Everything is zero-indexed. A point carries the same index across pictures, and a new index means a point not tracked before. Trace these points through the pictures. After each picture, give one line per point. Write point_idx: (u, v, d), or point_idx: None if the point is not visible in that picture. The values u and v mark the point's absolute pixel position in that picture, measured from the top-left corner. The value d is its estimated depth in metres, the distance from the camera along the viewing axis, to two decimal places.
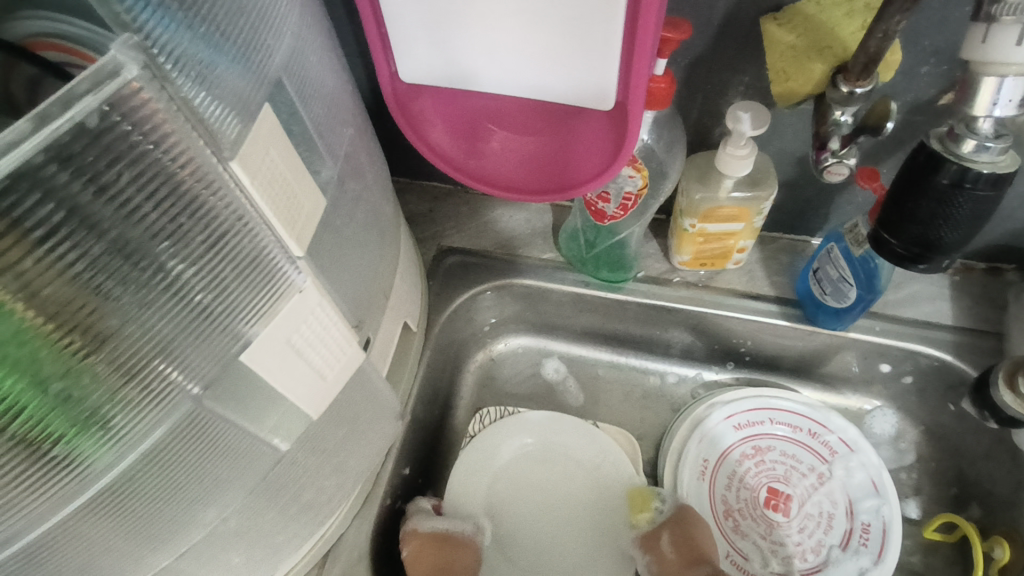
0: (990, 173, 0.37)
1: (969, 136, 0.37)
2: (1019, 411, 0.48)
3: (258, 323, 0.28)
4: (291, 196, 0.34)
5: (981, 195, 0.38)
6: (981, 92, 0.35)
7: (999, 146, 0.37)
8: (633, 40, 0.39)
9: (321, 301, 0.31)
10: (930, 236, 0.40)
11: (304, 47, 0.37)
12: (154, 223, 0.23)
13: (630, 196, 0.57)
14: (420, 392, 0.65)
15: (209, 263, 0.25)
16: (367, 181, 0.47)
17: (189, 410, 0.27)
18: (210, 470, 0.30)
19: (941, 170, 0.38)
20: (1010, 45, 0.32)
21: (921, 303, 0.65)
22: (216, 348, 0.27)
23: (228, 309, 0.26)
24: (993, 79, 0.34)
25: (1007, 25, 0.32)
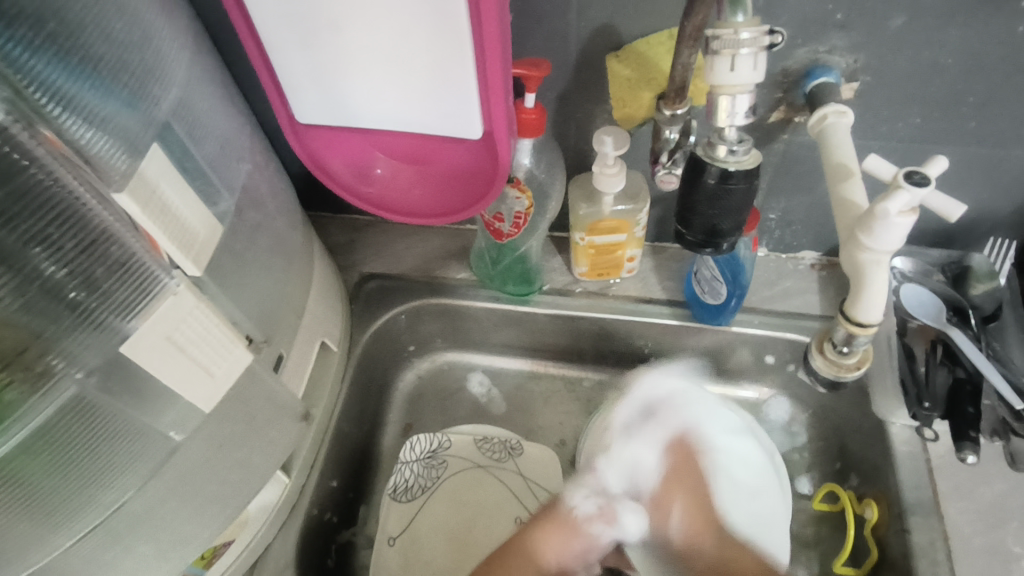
0: (740, 170, 0.39)
1: (720, 142, 0.39)
2: (829, 372, 0.47)
3: (136, 319, 0.33)
4: (185, 228, 0.39)
5: (742, 190, 0.39)
6: (719, 108, 0.37)
7: (743, 149, 0.38)
8: (486, 79, 0.47)
9: (197, 307, 0.36)
10: (711, 225, 0.42)
11: (192, 97, 0.42)
12: (27, 231, 0.29)
13: (520, 216, 0.64)
14: (344, 408, 0.70)
15: (79, 265, 0.31)
16: (268, 211, 0.52)
17: (74, 395, 0.32)
18: (102, 451, 0.34)
19: (704, 173, 0.39)
20: (727, 72, 0.35)
21: (793, 298, 0.73)
22: (96, 342, 0.32)
23: (104, 305, 0.32)
24: (726, 97, 0.36)
25: (722, 55, 0.35)
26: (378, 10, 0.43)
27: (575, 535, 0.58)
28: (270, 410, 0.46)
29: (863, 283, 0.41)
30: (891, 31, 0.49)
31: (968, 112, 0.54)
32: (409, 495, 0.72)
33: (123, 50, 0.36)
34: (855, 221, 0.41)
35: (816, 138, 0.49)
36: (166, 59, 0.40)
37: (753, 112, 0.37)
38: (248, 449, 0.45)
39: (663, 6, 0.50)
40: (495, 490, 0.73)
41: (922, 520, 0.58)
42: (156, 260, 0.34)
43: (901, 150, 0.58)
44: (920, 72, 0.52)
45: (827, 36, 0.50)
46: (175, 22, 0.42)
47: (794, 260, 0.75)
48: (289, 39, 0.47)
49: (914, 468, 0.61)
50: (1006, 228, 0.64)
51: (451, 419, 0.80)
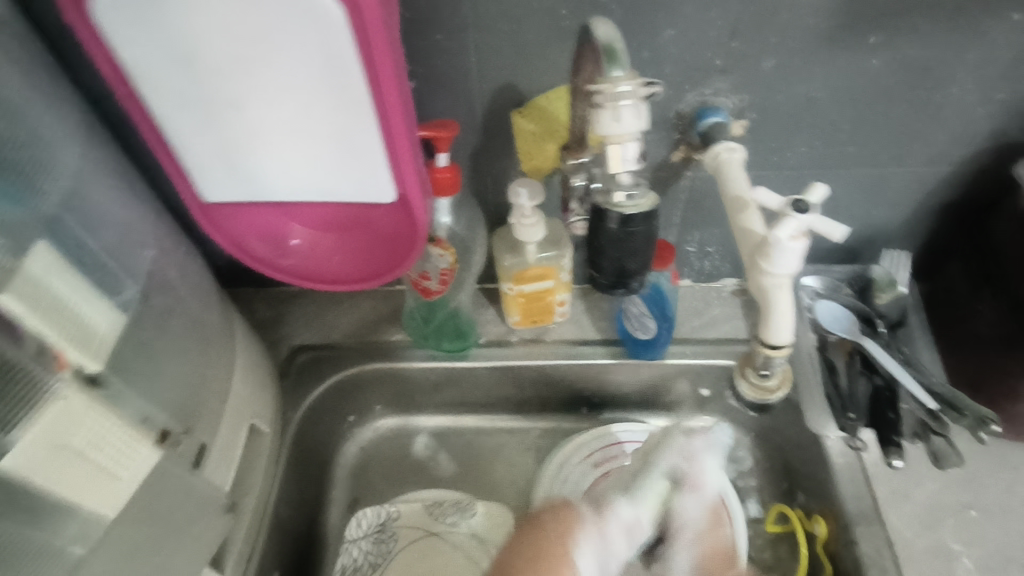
0: (639, 214, 0.40)
1: (616, 189, 0.40)
2: (755, 397, 0.48)
3: (18, 429, 0.31)
4: (82, 324, 0.37)
5: (643, 232, 0.40)
6: (610, 157, 0.38)
7: (639, 193, 0.40)
8: (392, 145, 0.47)
9: (89, 407, 0.35)
10: (622, 267, 0.42)
11: (86, 186, 0.42)
12: None
13: (446, 273, 0.64)
14: (282, 491, 0.66)
15: None
16: (179, 294, 0.51)
17: None
18: None
19: (606, 220, 0.40)
20: (612, 123, 0.37)
21: (721, 325, 0.75)
22: None
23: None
24: (615, 147, 0.38)
25: (606, 109, 0.36)
26: (276, 88, 0.44)
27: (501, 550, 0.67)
28: (192, 507, 0.43)
29: (769, 305, 0.42)
30: (768, 70, 0.53)
31: (846, 138, 0.59)
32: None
33: None
34: (756, 249, 0.43)
35: (715, 173, 0.52)
36: (50, 150, 0.39)
37: (642, 156, 0.39)
38: (171, 556, 0.41)
39: (557, 63, 0.52)
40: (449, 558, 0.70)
41: (867, 529, 0.60)
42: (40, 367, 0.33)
43: (794, 178, 0.62)
44: (799, 106, 0.56)
45: (711, 79, 0.54)
46: (59, 114, 0.41)
47: (718, 287, 0.78)
48: (188, 122, 0.46)
49: (853, 477, 0.63)
50: (900, 239, 0.69)
51: (397, 485, 0.77)
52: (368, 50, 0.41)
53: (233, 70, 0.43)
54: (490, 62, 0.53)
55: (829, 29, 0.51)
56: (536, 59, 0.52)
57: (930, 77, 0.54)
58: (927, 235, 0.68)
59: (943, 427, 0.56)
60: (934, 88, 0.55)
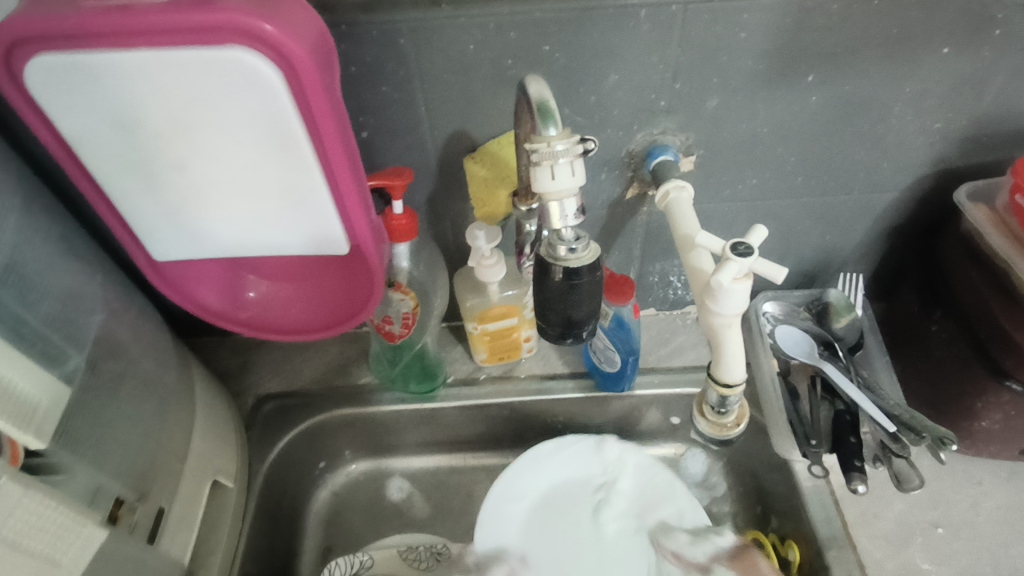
0: (585, 267, 0.39)
1: (559, 242, 0.39)
2: (712, 433, 0.47)
3: None
4: (21, 402, 0.36)
5: (588, 283, 0.39)
6: (551, 212, 0.39)
7: (582, 244, 0.39)
8: (343, 199, 0.47)
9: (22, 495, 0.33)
10: (568, 318, 0.41)
11: (24, 257, 0.41)
12: None
13: (408, 316, 0.64)
14: (251, 547, 0.65)
15: None
16: (131, 357, 0.50)
17: None
18: None
19: (549, 273, 0.40)
20: (548, 180, 0.37)
21: (687, 352, 0.76)
22: None
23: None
24: (554, 203, 0.38)
25: (541, 166, 0.37)
26: (222, 150, 0.44)
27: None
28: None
29: (720, 343, 0.43)
30: (712, 110, 0.55)
31: (793, 170, 0.60)
32: None
33: None
34: (704, 289, 0.43)
35: (665, 211, 0.53)
36: None
37: (581, 210, 0.39)
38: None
39: (506, 110, 0.53)
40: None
41: (838, 554, 0.60)
42: None
43: (746, 209, 0.63)
44: (744, 142, 0.57)
45: (657, 120, 0.55)
46: None
47: (683, 315, 0.80)
48: (133, 185, 0.46)
49: (820, 501, 0.63)
50: (854, 262, 0.70)
51: (371, 531, 0.76)
52: (311, 109, 0.42)
53: (175, 134, 0.43)
54: (439, 112, 0.53)
55: (767, 70, 0.52)
56: (484, 107, 0.53)
57: (867, 110, 0.56)
58: (879, 256, 0.70)
59: (903, 449, 0.56)
60: (872, 121, 0.57)
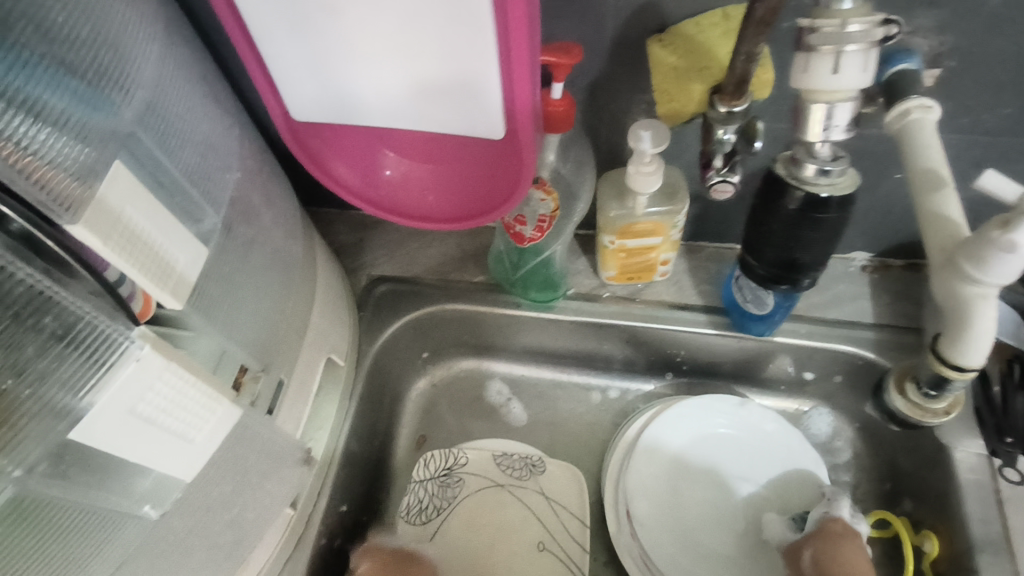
0: (831, 196, 0.37)
1: (809, 160, 0.37)
2: (910, 417, 0.41)
3: (89, 397, 0.26)
4: (157, 256, 0.33)
5: (831, 217, 0.38)
6: (811, 118, 0.34)
7: (837, 168, 0.36)
8: (511, 71, 0.40)
9: (166, 368, 0.28)
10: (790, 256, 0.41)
11: (166, 97, 0.36)
12: None
13: (545, 219, 0.57)
14: (354, 426, 0.65)
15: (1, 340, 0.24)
16: (263, 223, 0.47)
17: (11, 498, 0.25)
18: (55, 553, 0.28)
19: (788, 197, 0.38)
20: (827, 75, 0.31)
21: (843, 304, 0.66)
22: (39, 429, 0.25)
23: (38, 380, 0.25)
24: (820, 106, 0.33)
25: (824, 55, 0.31)
26: None
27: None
28: (271, 457, 0.41)
29: (968, 321, 0.34)
30: (993, 8, 0.42)
31: None
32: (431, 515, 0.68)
33: (68, 45, 0.30)
34: (958, 245, 0.34)
35: (897, 136, 0.42)
36: (128, 49, 0.34)
37: (852, 125, 0.34)
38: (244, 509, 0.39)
39: None
40: (517, 514, 0.67)
41: (992, 559, 0.53)
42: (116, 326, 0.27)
43: (984, 145, 0.50)
44: (1019, 57, 0.44)
45: (913, 13, 0.43)
46: (138, 6, 0.35)
47: (845, 261, 0.69)
48: (281, 26, 0.40)
49: (981, 499, 0.55)
50: None
51: (465, 429, 0.75)
52: None
53: None
54: None
55: None
56: None
57: None
58: None
59: None
60: None
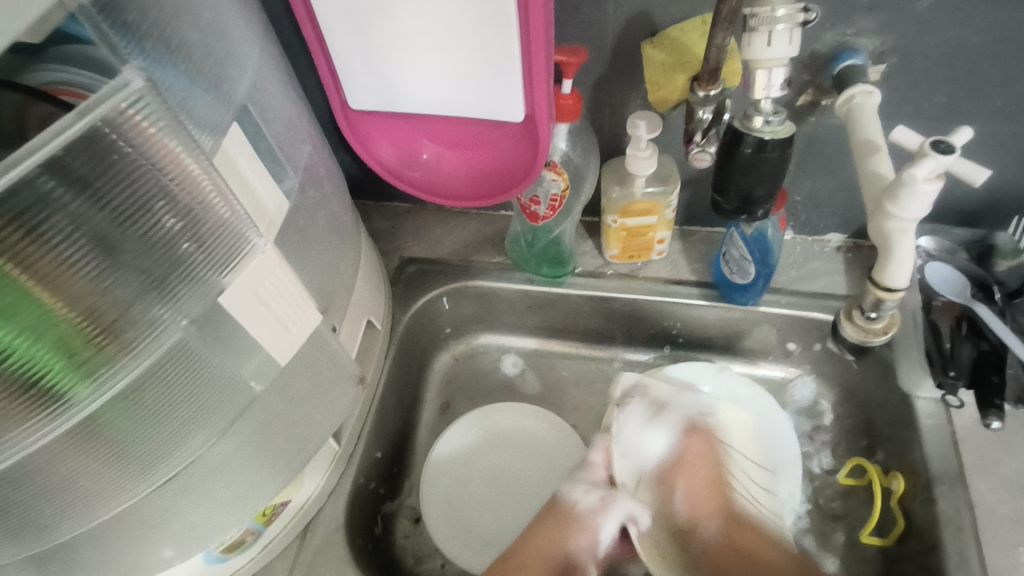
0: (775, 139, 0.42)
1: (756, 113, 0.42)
2: (856, 338, 0.49)
3: (230, 276, 0.36)
4: (257, 198, 0.43)
5: (775, 159, 0.42)
6: (755, 82, 0.41)
7: (778, 120, 0.42)
8: (530, 66, 0.50)
9: (280, 264, 0.39)
10: (746, 194, 0.45)
11: (264, 82, 0.47)
12: (136, 204, 0.31)
13: (556, 198, 0.67)
14: (388, 385, 0.74)
15: (182, 230, 0.33)
16: (324, 191, 0.57)
17: (174, 345, 0.36)
18: (194, 397, 0.39)
19: (742, 143, 0.42)
20: (764, 46, 0.38)
21: (819, 279, 0.75)
22: (198, 297, 0.35)
23: (200, 263, 0.35)
24: (763, 72, 0.40)
25: (760, 32, 0.38)
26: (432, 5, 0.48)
27: (580, 526, 0.65)
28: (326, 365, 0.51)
29: (891, 248, 0.43)
30: (920, 11, 0.52)
31: (994, 91, 0.56)
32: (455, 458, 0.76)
33: (206, 44, 0.40)
34: (882, 192, 0.43)
35: (845, 117, 0.52)
36: (241, 46, 0.44)
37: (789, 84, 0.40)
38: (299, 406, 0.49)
39: None
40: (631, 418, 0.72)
41: (948, 489, 0.59)
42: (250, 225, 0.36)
43: (927, 130, 0.60)
44: (945, 54, 0.54)
45: (855, 19, 0.53)
46: (247, 14, 0.46)
47: (821, 243, 0.78)
48: (349, 29, 0.51)
49: (940, 440, 0.62)
50: None
51: (483, 397, 0.84)
52: None
53: None
54: None
55: None
56: None
57: None
58: None
59: None
60: None
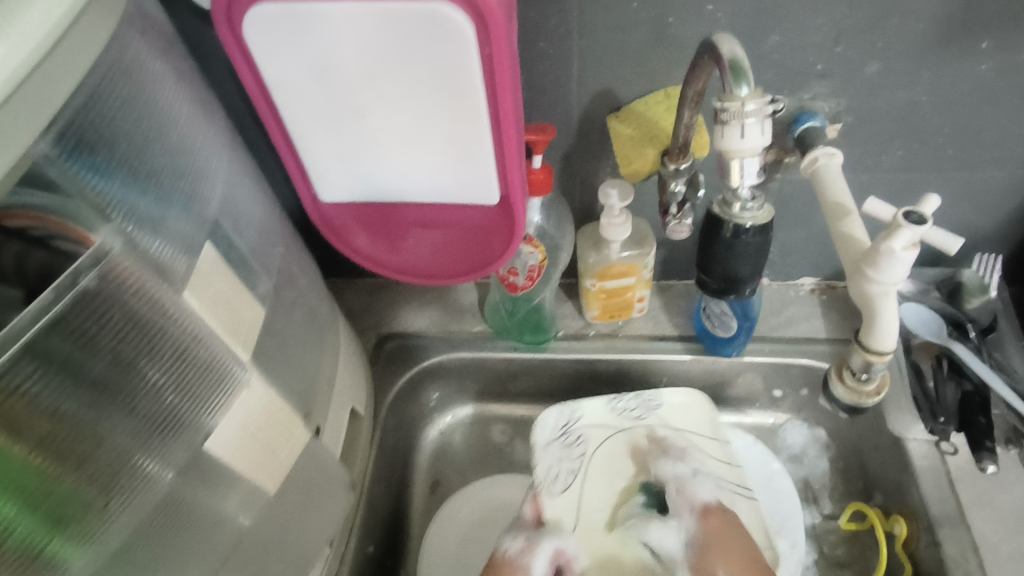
0: (754, 225, 0.41)
1: (735, 200, 0.41)
2: (851, 399, 0.48)
3: (218, 415, 0.40)
4: (234, 314, 0.42)
5: (758, 242, 0.41)
6: (731, 172, 0.38)
7: (756, 204, 0.41)
8: (503, 154, 0.51)
9: (260, 394, 0.42)
10: (730, 273, 0.43)
11: (236, 192, 0.46)
12: (127, 355, 0.35)
13: (534, 269, 0.67)
14: (375, 471, 0.71)
15: (170, 374, 0.37)
16: (300, 287, 0.55)
17: (164, 494, 0.37)
18: (185, 542, 0.39)
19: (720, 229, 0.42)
20: (737, 138, 0.36)
21: (798, 324, 0.76)
22: (189, 438, 0.38)
23: (191, 401, 0.38)
24: (736, 161, 0.38)
25: (731, 124, 0.36)
26: (402, 104, 0.48)
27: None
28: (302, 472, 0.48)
29: (875, 311, 0.43)
30: (868, 76, 0.54)
31: (945, 141, 0.59)
32: (449, 538, 0.74)
33: (169, 170, 0.40)
34: (860, 256, 0.44)
35: (811, 178, 0.53)
36: (210, 161, 0.44)
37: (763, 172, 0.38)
38: (280, 524, 0.46)
39: (657, 70, 0.54)
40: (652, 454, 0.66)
41: (951, 532, 0.59)
42: (232, 358, 0.40)
43: (886, 181, 0.62)
44: (896, 111, 0.56)
45: (810, 84, 0.55)
46: (217, 127, 0.46)
47: (796, 287, 0.79)
48: (317, 129, 0.51)
49: (936, 481, 0.62)
50: (990, 242, 0.68)
51: (475, 471, 0.81)
52: (492, 77, 0.46)
53: (365, 84, 0.47)
54: (591, 67, 0.55)
55: (932, 38, 0.51)
56: (636, 67, 0.54)
57: None
58: (1018, 239, 0.67)
59: None
60: None
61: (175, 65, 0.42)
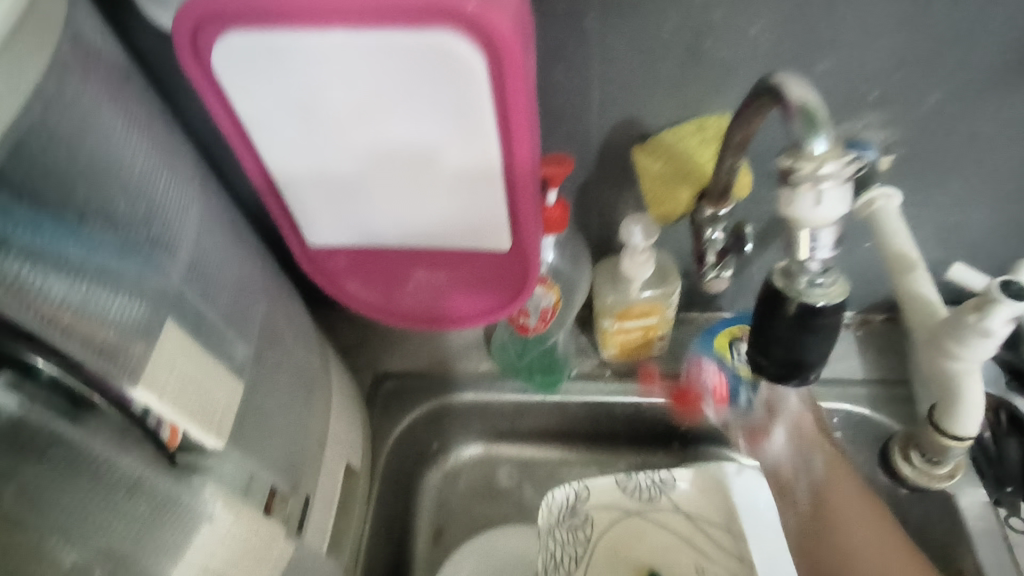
0: (828, 305, 0.36)
1: (802, 273, 0.36)
2: (920, 482, 0.44)
3: (169, 565, 0.31)
4: (208, 399, 0.36)
5: (833, 322, 0.37)
6: (799, 243, 0.34)
7: (829, 279, 0.36)
8: (515, 198, 0.45)
9: (228, 526, 0.34)
10: (795, 357, 0.38)
11: (208, 246, 0.40)
12: (43, 522, 0.28)
13: (547, 311, 0.60)
14: (372, 528, 0.64)
15: (99, 542, 0.29)
16: (285, 344, 0.49)
17: None
18: None
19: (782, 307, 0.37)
20: (811, 207, 0.32)
21: (833, 363, 0.70)
22: None
23: (128, 569, 0.30)
24: (806, 231, 0.33)
25: (804, 191, 0.32)
26: (402, 140, 0.41)
27: None
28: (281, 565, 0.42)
29: (961, 398, 0.37)
30: (930, 104, 0.47)
31: (1009, 174, 0.52)
32: None
33: (130, 221, 0.34)
34: (936, 328, 0.38)
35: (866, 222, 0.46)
36: (177, 213, 0.37)
37: (838, 245, 0.34)
38: None
39: (689, 98, 0.48)
40: (662, 541, 0.55)
41: None
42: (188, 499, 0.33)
43: (940, 216, 0.56)
44: (959, 142, 0.50)
45: (863, 113, 0.48)
46: (183, 170, 0.39)
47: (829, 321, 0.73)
48: (301, 170, 0.44)
49: (993, 547, 0.56)
50: None
51: (481, 519, 0.75)
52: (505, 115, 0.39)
53: (356, 121, 0.40)
54: (613, 94, 0.48)
55: (1006, 62, 0.45)
56: (665, 94, 0.48)
57: None
58: None
59: None
60: None
61: (124, 106, 0.35)
